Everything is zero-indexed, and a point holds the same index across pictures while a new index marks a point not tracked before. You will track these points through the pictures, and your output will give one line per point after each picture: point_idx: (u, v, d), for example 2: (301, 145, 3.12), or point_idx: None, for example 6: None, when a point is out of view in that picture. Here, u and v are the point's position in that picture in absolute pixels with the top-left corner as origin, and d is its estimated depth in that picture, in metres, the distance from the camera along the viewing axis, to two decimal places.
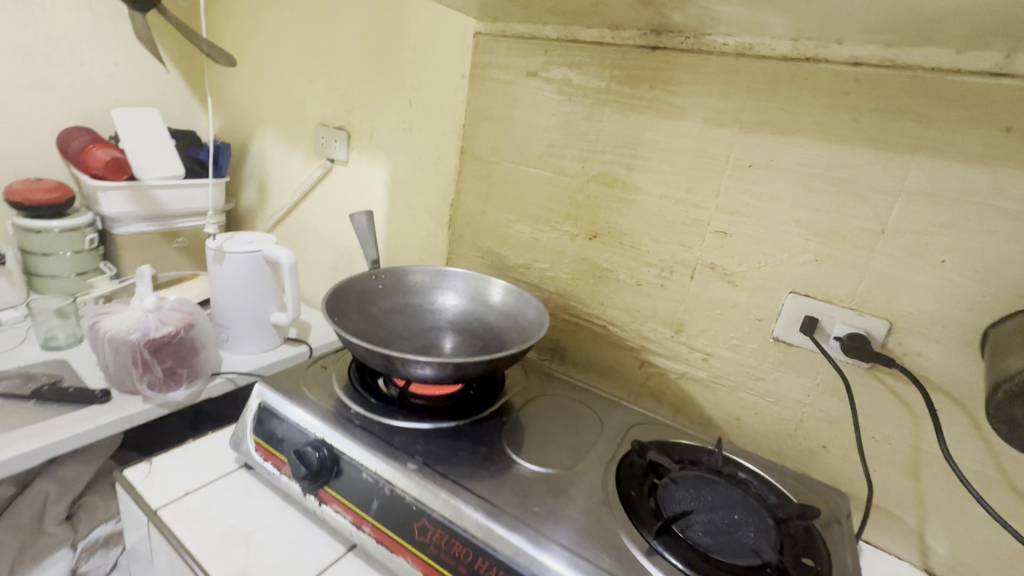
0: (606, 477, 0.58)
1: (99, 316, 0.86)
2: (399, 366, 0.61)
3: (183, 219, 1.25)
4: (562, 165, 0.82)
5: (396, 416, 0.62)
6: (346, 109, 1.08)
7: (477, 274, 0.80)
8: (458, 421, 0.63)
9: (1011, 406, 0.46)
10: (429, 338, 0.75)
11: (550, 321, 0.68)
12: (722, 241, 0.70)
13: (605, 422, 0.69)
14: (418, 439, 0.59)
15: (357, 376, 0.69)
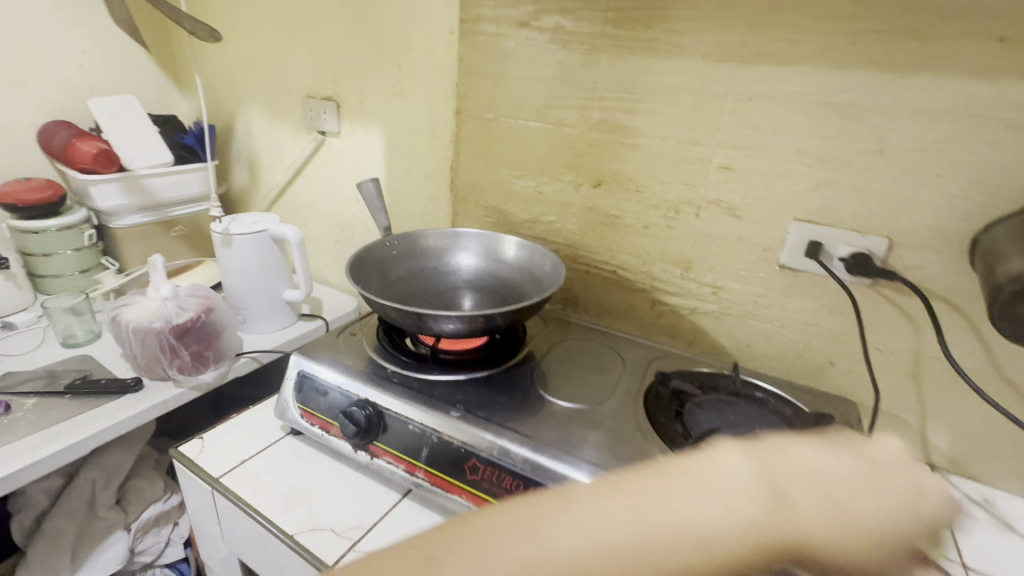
0: (635, 407, 0.63)
1: (117, 309, 0.87)
2: (429, 323, 0.64)
3: (179, 207, 1.24)
4: (562, 116, 0.83)
5: (432, 371, 0.65)
6: (333, 77, 1.06)
7: (489, 232, 0.81)
8: (490, 370, 0.67)
9: (1015, 304, 0.50)
10: (449, 297, 0.77)
11: (567, 270, 0.71)
12: (726, 176, 0.72)
13: (627, 360, 0.73)
14: (456, 389, 0.62)
15: (387, 337, 0.72)
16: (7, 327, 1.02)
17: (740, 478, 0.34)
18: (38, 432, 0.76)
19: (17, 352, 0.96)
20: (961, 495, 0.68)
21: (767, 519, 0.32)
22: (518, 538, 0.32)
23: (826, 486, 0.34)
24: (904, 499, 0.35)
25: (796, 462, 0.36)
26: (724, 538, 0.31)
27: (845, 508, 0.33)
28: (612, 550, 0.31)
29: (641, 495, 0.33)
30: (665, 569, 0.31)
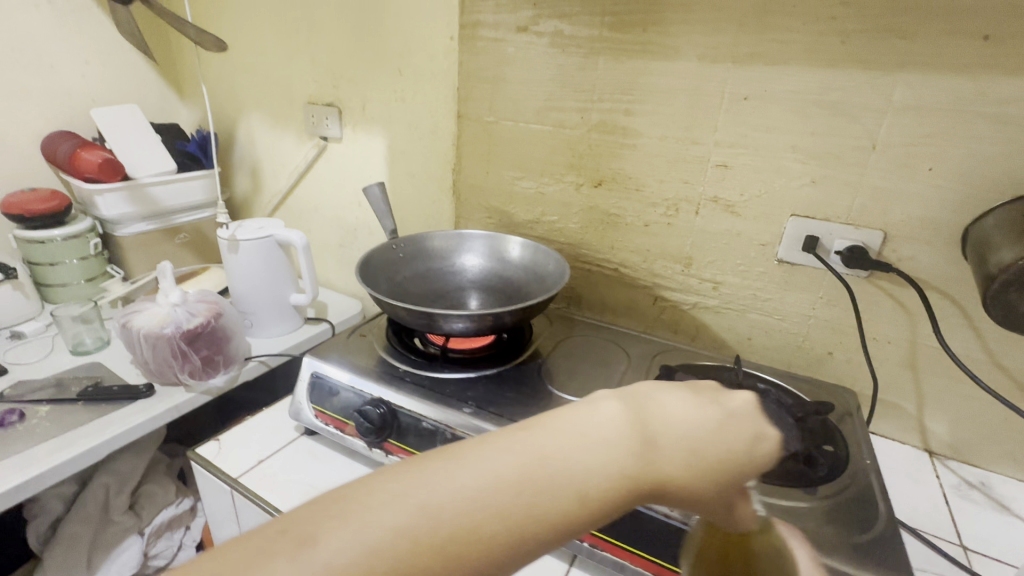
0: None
1: (127, 316, 0.88)
2: (438, 323, 0.66)
3: (182, 214, 1.25)
4: (561, 118, 0.84)
5: (442, 369, 0.67)
6: (333, 84, 1.08)
7: (493, 233, 0.83)
8: (498, 367, 0.68)
9: (1008, 292, 0.52)
10: (455, 297, 0.79)
11: (571, 268, 0.72)
12: (724, 174, 0.74)
13: (632, 355, 0.75)
14: (467, 387, 0.64)
15: (397, 338, 0.73)
16: (16, 336, 1.03)
17: (608, 427, 0.36)
18: (54, 439, 0.77)
19: (27, 361, 0.97)
20: (958, 479, 0.70)
21: (630, 463, 0.34)
22: (400, 501, 0.30)
23: (685, 430, 0.37)
24: (752, 440, 0.38)
25: (659, 410, 0.37)
26: (589, 483, 0.33)
27: (698, 450, 0.36)
28: (492, 503, 0.31)
29: (516, 448, 0.34)
30: (543, 519, 0.32)
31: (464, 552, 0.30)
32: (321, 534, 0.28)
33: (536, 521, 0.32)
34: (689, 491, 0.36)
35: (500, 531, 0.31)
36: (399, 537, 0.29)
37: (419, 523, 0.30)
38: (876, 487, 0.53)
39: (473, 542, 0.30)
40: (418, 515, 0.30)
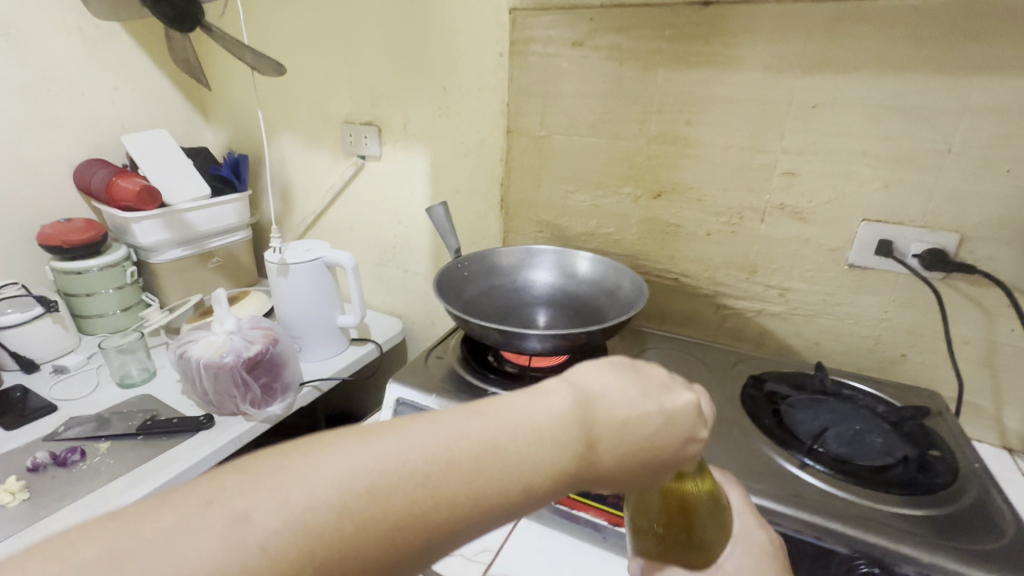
0: (736, 412, 0.65)
1: (183, 345, 0.87)
2: (525, 344, 0.65)
3: (215, 238, 1.23)
4: (618, 130, 0.84)
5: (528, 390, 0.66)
6: (372, 102, 1.07)
7: (562, 248, 0.82)
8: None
9: None
10: (525, 315, 0.78)
11: (649, 285, 0.71)
12: (791, 181, 0.75)
13: (709, 367, 0.76)
14: None
15: (475, 357, 0.73)
16: (59, 370, 1.00)
17: (557, 420, 0.34)
18: (121, 476, 0.75)
19: (74, 396, 0.94)
20: None
21: (569, 458, 0.34)
22: (341, 477, 0.29)
23: (628, 426, 0.35)
24: (683, 445, 0.37)
25: (604, 408, 0.36)
26: (530, 475, 0.33)
27: (636, 449, 0.35)
28: (434, 489, 0.30)
29: (460, 433, 0.32)
30: (488, 509, 0.31)
31: (406, 538, 0.29)
32: (256, 511, 0.27)
33: (472, 509, 0.31)
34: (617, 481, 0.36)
35: (434, 518, 0.30)
36: (343, 520, 0.28)
37: (356, 506, 0.29)
38: (993, 491, 0.53)
39: (410, 526, 0.29)
40: (360, 496, 0.29)
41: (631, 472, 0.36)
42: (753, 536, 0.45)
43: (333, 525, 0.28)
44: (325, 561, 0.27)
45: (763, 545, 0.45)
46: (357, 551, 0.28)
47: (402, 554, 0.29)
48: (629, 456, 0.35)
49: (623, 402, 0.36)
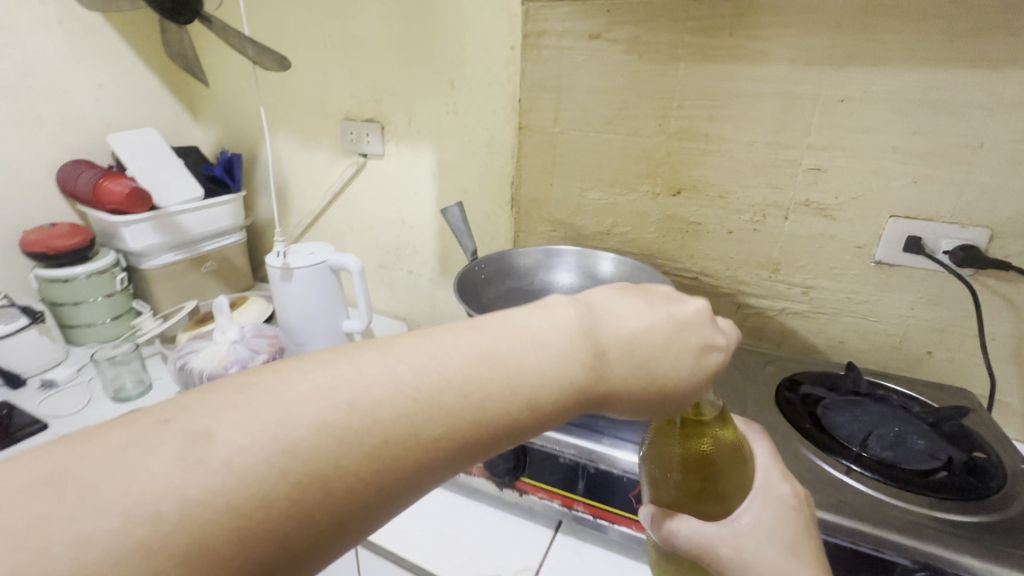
0: (775, 419, 0.63)
1: (184, 356, 0.83)
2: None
3: (208, 242, 1.18)
4: (636, 126, 0.82)
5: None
6: (375, 98, 1.03)
7: (584, 249, 0.80)
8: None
9: None
10: None
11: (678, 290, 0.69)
12: (817, 178, 0.73)
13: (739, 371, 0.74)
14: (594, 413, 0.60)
15: None
16: (48, 385, 0.95)
17: (552, 333, 0.35)
18: None
19: (67, 412, 0.89)
20: None
21: (566, 367, 0.34)
22: (331, 393, 0.30)
23: (636, 335, 0.36)
24: (699, 352, 0.36)
25: (598, 320, 0.37)
26: (530, 385, 0.33)
27: (648, 357, 0.35)
28: (422, 399, 0.31)
29: (453, 348, 0.34)
30: (481, 421, 0.32)
31: (394, 452, 0.29)
32: (221, 428, 0.27)
33: (472, 418, 0.32)
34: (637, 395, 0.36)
35: (434, 427, 0.31)
36: (321, 434, 0.28)
37: (352, 418, 0.29)
38: None
39: (409, 437, 0.30)
40: (340, 410, 0.29)
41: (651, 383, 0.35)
42: (772, 492, 0.41)
43: (331, 436, 0.28)
44: (328, 472, 0.28)
45: (787, 500, 0.41)
46: (341, 464, 0.28)
47: (405, 465, 0.30)
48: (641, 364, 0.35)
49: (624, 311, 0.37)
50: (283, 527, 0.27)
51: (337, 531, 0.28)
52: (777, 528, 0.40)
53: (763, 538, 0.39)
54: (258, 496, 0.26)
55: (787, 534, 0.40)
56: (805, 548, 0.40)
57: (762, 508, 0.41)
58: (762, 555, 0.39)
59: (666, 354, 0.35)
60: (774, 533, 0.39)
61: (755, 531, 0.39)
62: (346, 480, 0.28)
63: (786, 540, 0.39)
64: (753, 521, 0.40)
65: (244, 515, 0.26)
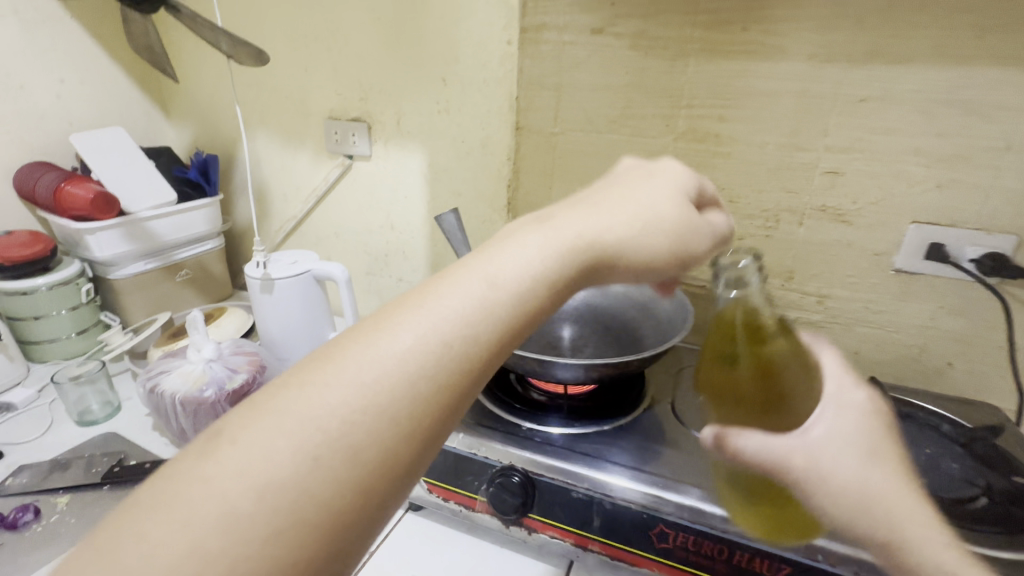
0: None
1: (155, 378, 0.77)
2: (557, 374, 0.57)
3: (184, 248, 1.10)
4: (641, 127, 0.77)
5: (555, 423, 0.59)
6: (361, 96, 0.97)
7: None
8: (619, 417, 0.61)
9: None
10: (549, 331, 0.72)
11: (693, 308, 0.64)
12: (835, 181, 0.69)
13: None
14: (607, 445, 0.56)
15: (500, 383, 0.67)
16: (4, 408, 0.87)
17: (510, 266, 0.38)
18: None
19: (24, 438, 0.81)
20: None
21: (535, 288, 0.38)
22: (342, 370, 0.31)
23: (616, 200, 0.43)
24: (643, 177, 0.46)
25: (557, 238, 0.40)
26: (529, 285, 0.37)
27: (623, 199, 0.43)
28: (432, 329, 0.34)
29: (421, 303, 0.35)
30: (495, 323, 0.35)
31: (430, 372, 0.32)
32: (256, 445, 0.28)
33: (468, 348, 0.34)
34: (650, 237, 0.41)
35: (437, 367, 0.33)
36: (349, 394, 0.30)
37: (361, 400, 0.30)
38: None
39: (435, 359, 0.33)
40: (355, 370, 0.31)
41: (657, 221, 0.42)
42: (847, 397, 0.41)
43: (346, 413, 0.30)
44: (359, 446, 0.30)
45: (862, 405, 0.40)
46: (388, 404, 0.31)
47: (444, 380, 0.33)
48: (637, 210, 0.42)
49: (592, 200, 0.43)
50: (341, 505, 0.28)
51: (392, 489, 0.31)
52: (855, 434, 0.39)
53: (840, 446, 0.38)
54: (305, 489, 0.28)
55: (867, 440, 0.39)
56: (888, 452, 0.39)
57: (839, 416, 0.40)
58: (845, 464, 0.38)
59: (652, 199, 0.43)
60: (852, 437, 0.39)
61: (834, 438, 0.39)
62: (379, 444, 0.30)
63: (866, 445, 0.39)
64: (831, 428, 0.39)
65: (323, 492, 0.28)
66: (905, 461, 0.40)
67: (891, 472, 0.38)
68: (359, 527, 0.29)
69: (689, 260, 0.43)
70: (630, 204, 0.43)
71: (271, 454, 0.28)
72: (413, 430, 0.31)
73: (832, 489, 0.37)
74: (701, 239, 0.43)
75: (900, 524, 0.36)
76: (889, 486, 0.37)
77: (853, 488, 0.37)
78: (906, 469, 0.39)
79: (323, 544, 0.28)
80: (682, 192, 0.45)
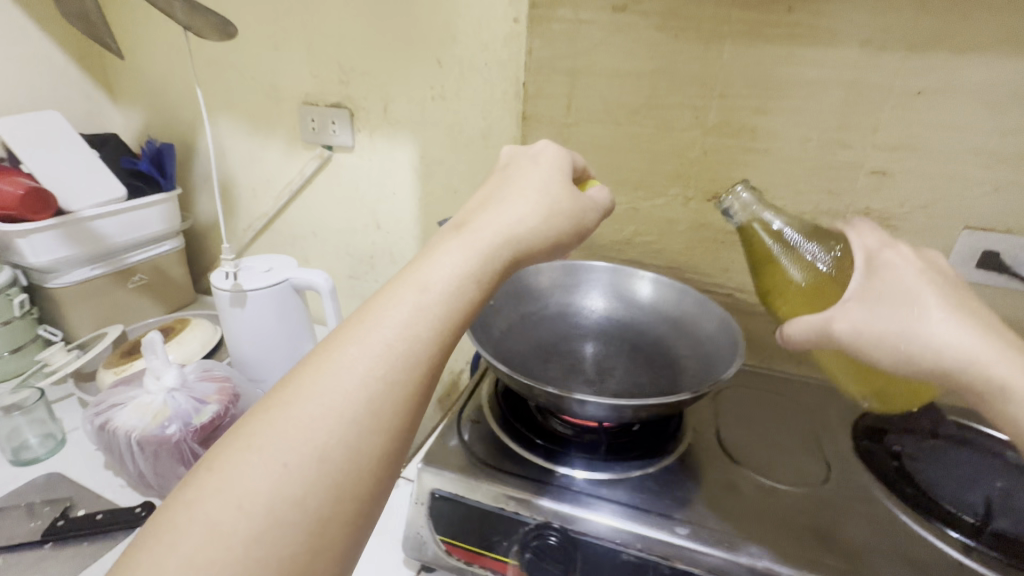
0: (862, 475, 0.51)
1: (105, 413, 0.65)
2: (585, 410, 0.50)
3: (137, 251, 0.97)
4: (667, 119, 0.69)
5: (578, 465, 0.51)
6: (341, 79, 0.85)
7: (620, 267, 0.69)
8: (665, 457, 0.52)
9: None
10: (568, 350, 0.64)
11: (742, 334, 0.55)
12: (882, 183, 0.63)
13: (809, 409, 0.62)
14: (656, 492, 0.48)
15: (517, 414, 0.60)
16: None
17: (435, 277, 0.46)
18: None
19: None
20: None
21: (457, 290, 0.46)
22: (308, 390, 0.39)
23: (515, 196, 0.54)
24: (530, 164, 0.58)
25: (472, 246, 0.49)
26: (452, 287, 0.46)
27: (514, 190, 0.55)
28: (377, 340, 0.42)
29: (365, 323, 0.43)
30: (429, 321, 0.44)
31: (382, 374, 0.41)
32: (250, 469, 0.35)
33: (408, 351, 0.42)
34: (550, 218, 0.53)
35: (383, 370, 0.40)
36: (318, 405, 0.38)
37: (332, 410, 0.38)
38: None
39: (383, 362, 0.41)
40: (317, 385, 0.39)
41: (553, 205, 0.54)
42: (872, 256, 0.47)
43: (308, 422, 0.37)
44: (323, 448, 0.37)
45: (898, 262, 0.46)
46: (354, 406, 0.39)
47: (396, 377, 0.41)
48: (534, 199, 0.54)
49: (498, 203, 0.53)
50: (315, 502, 0.35)
51: (360, 479, 0.37)
52: (887, 286, 0.45)
53: (874, 304, 0.44)
54: (280, 494, 0.35)
55: (900, 291, 0.44)
56: (931, 293, 0.44)
57: (871, 276, 0.46)
58: (886, 316, 0.43)
59: (540, 182, 0.56)
60: (884, 290, 0.45)
61: (869, 295, 0.45)
62: (341, 444, 0.37)
63: (899, 295, 0.44)
64: (863, 289, 0.46)
65: (311, 484, 0.36)
66: (958, 298, 0.44)
67: (940, 307, 0.43)
68: (346, 504, 0.36)
69: (583, 230, 0.57)
70: (528, 196, 0.54)
71: (249, 471, 0.35)
72: (368, 425, 0.39)
73: (884, 339, 0.43)
74: (586, 215, 0.57)
75: (963, 351, 0.41)
76: (940, 322, 0.42)
77: (900, 331, 0.42)
78: (959, 303, 0.43)
79: (305, 535, 0.34)
80: (565, 175, 0.58)
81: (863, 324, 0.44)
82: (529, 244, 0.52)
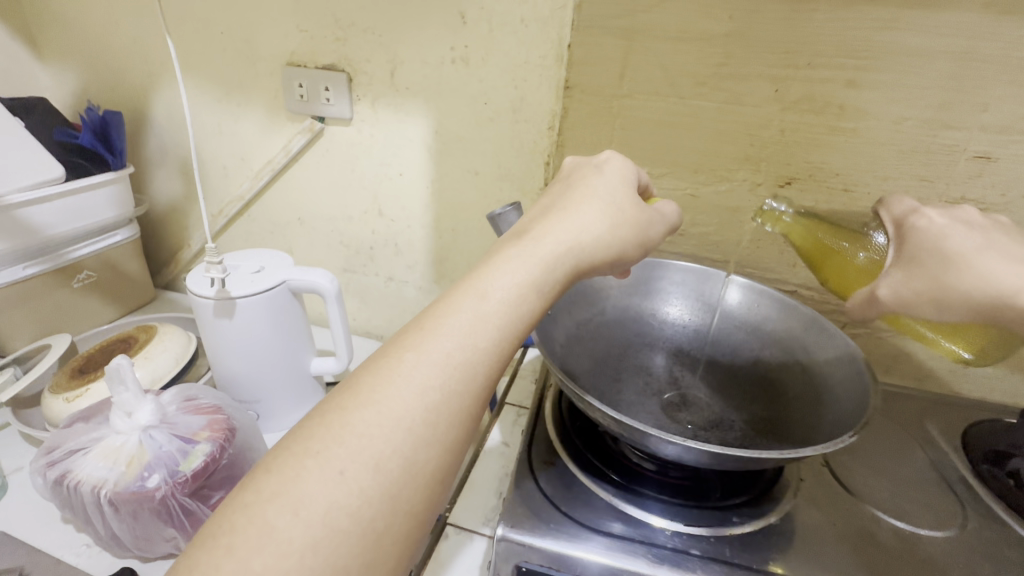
0: (999, 509, 0.45)
1: (61, 463, 0.51)
2: (661, 451, 0.39)
3: (81, 244, 0.79)
4: (741, 92, 0.59)
5: (684, 520, 0.42)
6: (336, 35, 0.70)
7: (700, 268, 0.59)
8: (783, 502, 0.44)
9: None
10: (628, 357, 0.57)
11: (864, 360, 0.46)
12: (982, 169, 0.57)
13: (905, 428, 0.56)
14: (793, 554, 0.40)
15: (574, 424, 0.52)
16: None
17: (499, 281, 0.36)
18: None
19: None
20: None
21: (522, 299, 0.36)
22: (363, 393, 0.31)
23: (577, 198, 0.43)
24: (590, 166, 0.47)
25: (535, 252, 0.38)
26: (519, 293, 0.36)
27: (572, 191, 0.44)
28: (439, 346, 0.33)
29: (422, 326, 0.34)
30: (496, 327, 0.35)
31: (449, 390, 0.32)
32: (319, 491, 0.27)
33: (473, 359, 0.33)
34: (621, 228, 0.42)
35: (444, 380, 0.32)
36: (380, 415, 0.30)
37: (392, 421, 0.30)
38: None
39: (445, 372, 0.32)
40: (371, 391, 0.31)
41: (619, 211, 0.42)
42: (901, 220, 0.43)
43: (364, 428, 0.29)
44: (380, 456, 0.29)
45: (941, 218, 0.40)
46: (419, 422, 0.30)
47: (457, 391, 0.32)
48: (600, 203, 0.42)
49: (559, 208, 0.42)
50: (371, 515, 0.28)
51: (417, 494, 0.30)
52: (916, 244, 0.40)
53: (911, 269, 0.40)
54: (337, 504, 0.27)
55: (938, 248, 0.39)
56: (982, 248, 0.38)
57: (900, 239, 0.42)
58: (922, 273, 0.39)
59: (603, 187, 0.44)
60: (915, 247, 0.40)
61: (901, 257, 0.41)
62: (398, 454, 0.29)
63: (940, 252, 0.39)
64: (895, 254, 0.42)
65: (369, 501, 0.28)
66: (1009, 241, 0.39)
67: (979, 253, 0.38)
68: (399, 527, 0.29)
69: (646, 248, 0.45)
70: (594, 199, 0.42)
71: (303, 478, 0.27)
72: (428, 436, 0.30)
73: (926, 299, 0.39)
74: (654, 226, 0.44)
75: (1011, 295, 0.36)
76: (981, 267, 0.38)
77: (937, 286, 0.38)
78: (1008, 246, 0.39)
79: (360, 559, 0.27)
80: (631, 185, 0.45)
81: (902, 287, 0.40)
82: (594, 262, 0.40)
